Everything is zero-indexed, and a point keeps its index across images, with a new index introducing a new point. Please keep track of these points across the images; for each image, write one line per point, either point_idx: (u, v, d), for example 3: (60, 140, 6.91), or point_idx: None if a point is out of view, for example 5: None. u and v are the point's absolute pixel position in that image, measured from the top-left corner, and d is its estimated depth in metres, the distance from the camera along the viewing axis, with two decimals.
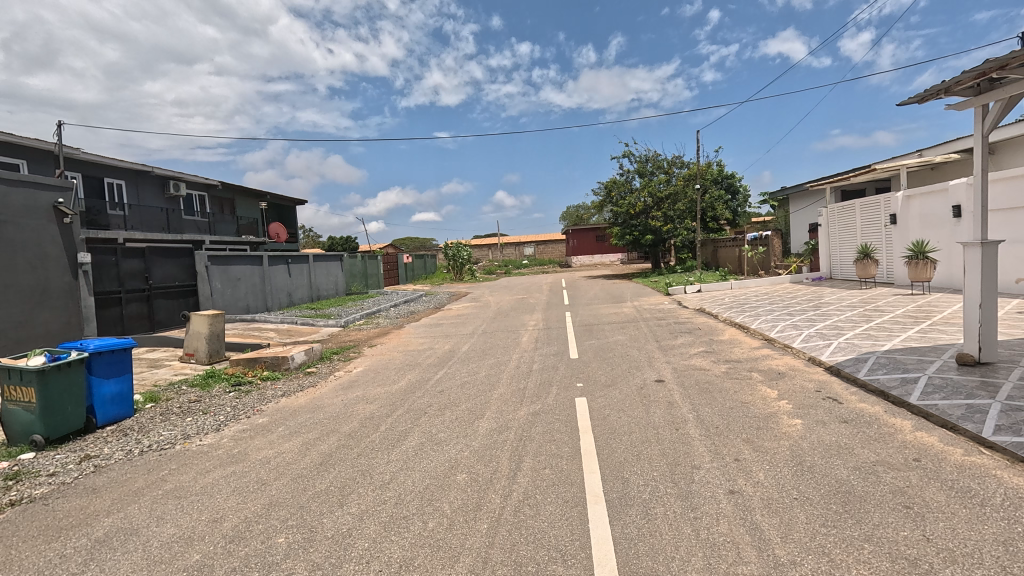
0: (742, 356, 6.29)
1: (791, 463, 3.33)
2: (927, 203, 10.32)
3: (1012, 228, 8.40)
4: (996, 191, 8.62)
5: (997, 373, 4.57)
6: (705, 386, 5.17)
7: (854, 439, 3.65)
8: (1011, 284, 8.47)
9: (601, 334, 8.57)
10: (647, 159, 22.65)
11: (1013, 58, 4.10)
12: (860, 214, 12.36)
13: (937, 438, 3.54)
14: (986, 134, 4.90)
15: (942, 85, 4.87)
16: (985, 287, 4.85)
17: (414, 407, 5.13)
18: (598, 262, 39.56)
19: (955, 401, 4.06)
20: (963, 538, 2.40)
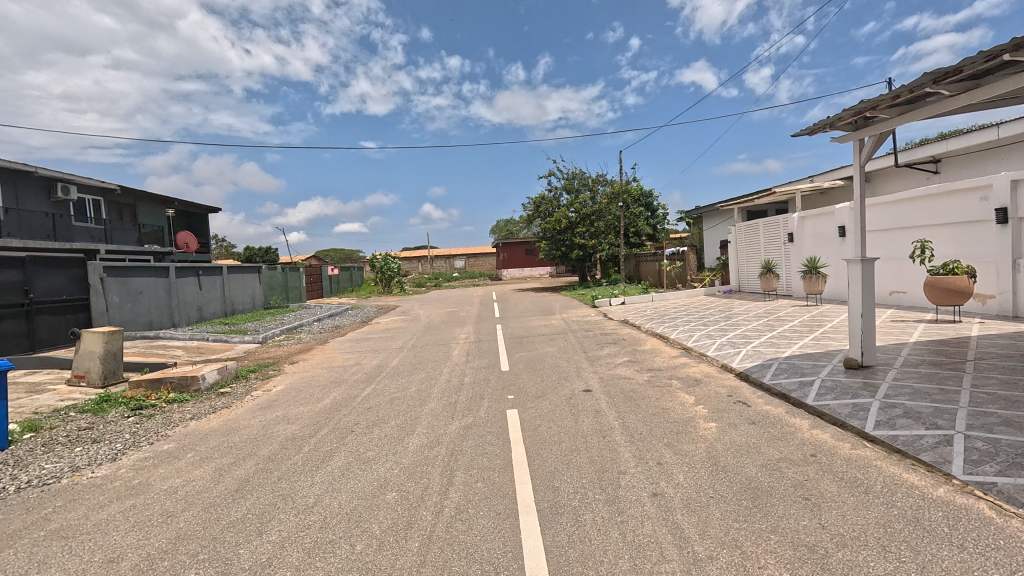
0: (663, 365, 6.67)
1: (707, 463, 3.57)
2: (818, 223, 11.51)
3: (886, 247, 9.56)
4: (873, 215, 9.77)
5: (877, 375, 5.17)
6: (630, 394, 5.42)
7: (761, 438, 3.98)
8: (886, 296, 9.61)
9: (532, 346, 8.71)
10: (573, 177, 23.48)
11: (881, 100, 4.70)
12: (764, 232, 13.56)
13: (829, 435, 3.94)
14: (863, 164, 5.57)
15: (827, 120, 5.48)
16: (866, 300, 5.46)
17: (341, 426, 4.93)
18: (527, 274, 40.31)
19: (843, 401, 4.54)
20: (852, 523, 2.69)
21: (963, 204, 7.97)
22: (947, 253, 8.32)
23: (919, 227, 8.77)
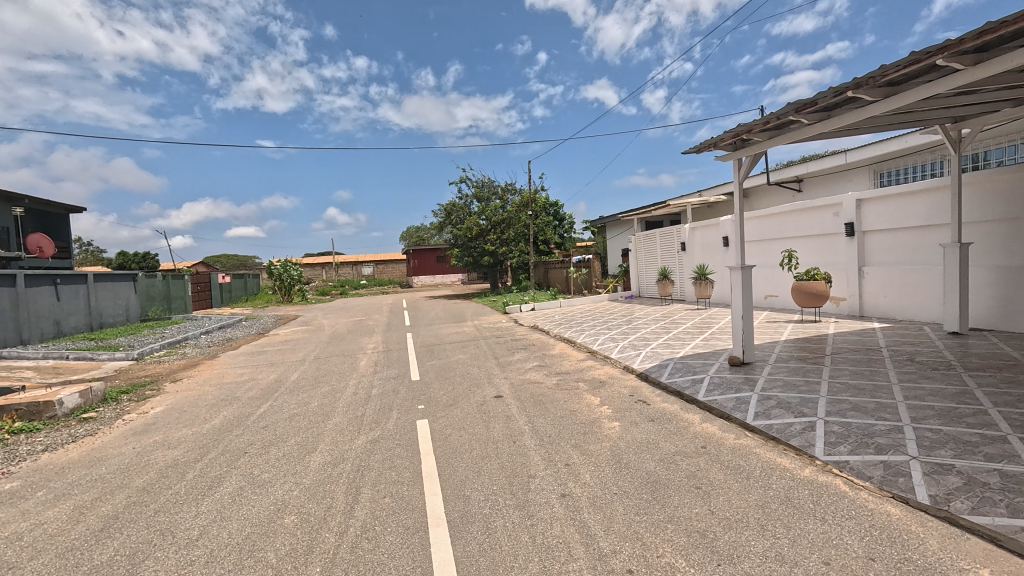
0: (570, 368, 6.90)
1: (611, 461, 3.74)
2: (706, 234, 12.61)
3: (761, 256, 10.69)
4: (750, 227, 10.90)
5: (755, 370, 5.76)
6: (539, 398, 5.54)
7: (659, 434, 4.25)
8: (762, 299, 10.74)
9: (443, 354, 8.60)
10: (484, 184, 23.68)
11: (754, 125, 5.25)
12: (660, 242, 14.59)
13: (717, 427, 4.31)
14: (742, 182, 6.17)
15: (711, 140, 6.02)
16: (745, 303, 6.07)
17: (232, 447, 4.51)
18: (439, 281, 39.88)
19: (729, 395, 4.99)
20: (737, 507, 2.95)
21: (821, 219, 9.13)
22: (809, 262, 9.49)
23: (787, 239, 9.92)
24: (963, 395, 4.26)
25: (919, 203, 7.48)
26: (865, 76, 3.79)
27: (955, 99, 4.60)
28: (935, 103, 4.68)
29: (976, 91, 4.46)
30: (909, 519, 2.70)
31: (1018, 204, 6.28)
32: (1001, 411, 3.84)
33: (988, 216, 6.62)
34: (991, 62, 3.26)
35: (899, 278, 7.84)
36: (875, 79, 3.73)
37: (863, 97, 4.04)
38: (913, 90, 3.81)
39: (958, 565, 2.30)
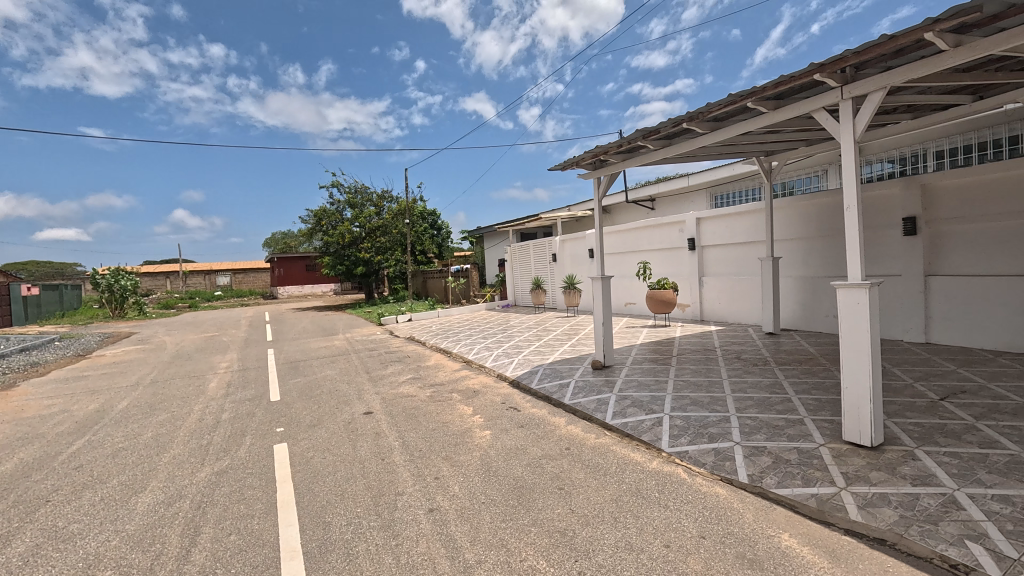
0: (445, 379, 6.85)
1: (480, 470, 3.77)
2: (574, 246, 13.42)
3: (621, 267, 11.66)
4: (611, 240, 11.84)
5: (615, 373, 6.24)
6: (411, 412, 5.41)
7: (527, 439, 4.39)
8: (622, 306, 11.69)
9: (308, 370, 8.01)
10: (357, 191, 22.74)
11: (609, 148, 5.70)
12: (533, 253, 15.22)
13: (580, 428, 4.58)
14: (601, 199, 6.66)
15: (574, 159, 6.41)
16: (606, 310, 6.57)
17: (28, 497, 3.71)
18: (308, 292, 37.24)
19: (591, 397, 5.34)
20: (594, 503, 3.15)
21: (669, 234, 10.23)
22: (660, 273, 10.57)
23: (642, 252, 10.94)
24: (775, 386, 5.04)
25: (743, 223, 8.75)
26: (696, 111, 4.33)
27: (764, 136, 5.47)
28: (750, 139, 5.52)
29: (780, 131, 5.35)
30: (732, 497, 3.11)
31: (813, 226, 7.63)
32: (800, 398, 4.62)
33: (792, 235, 7.97)
34: (787, 107, 3.93)
35: (730, 287, 9.08)
36: (703, 114, 4.28)
37: (695, 129, 4.61)
38: (732, 126, 4.45)
39: (766, 533, 2.70)
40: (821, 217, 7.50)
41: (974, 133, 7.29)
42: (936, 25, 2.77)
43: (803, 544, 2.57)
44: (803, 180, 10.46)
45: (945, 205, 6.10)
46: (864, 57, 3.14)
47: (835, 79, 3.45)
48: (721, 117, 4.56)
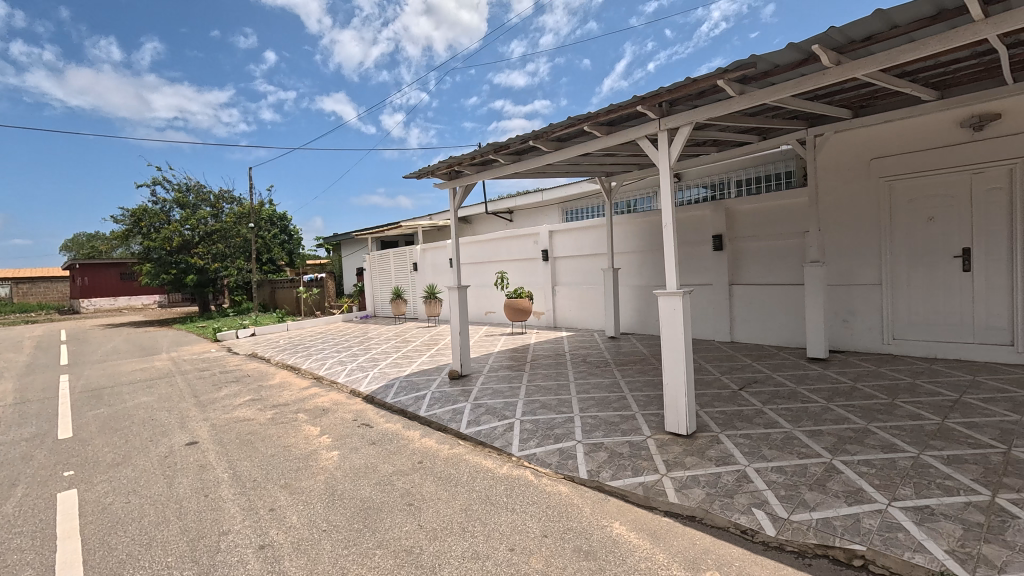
0: (290, 399, 6.27)
1: (324, 496, 3.50)
2: (435, 255, 13.35)
3: (480, 276, 11.87)
4: (470, 250, 12.01)
5: (471, 381, 6.30)
6: (247, 438, 4.84)
7: (378, 457, 4.20)
8: (482, 315, 11.91)
9: (116, 399, 6.74)
10: (188, 188, 19.91)
11: (462, 160, 5.72)
12: (394, 261, 14.81)
13: (434, 440, 4.51)
14: (456, 210, 6.64)
15: (428, 168, 6.33)
16: (462, 320, 6.62)
17: None
18: (124, 305, 31.62)
19: (447, 408, 5.30)
20: (443, 515, 3.11)
21: (525, 246, 10.71)
22: (517, 282, 11.01)
23: (500, 262, 11.29)
24: (613, 386, 5.52)
25: (589, 236, 9.51)
26: (541, 130, 4.58)
27: (602, 158, 6.01)
28: (591, 160, 6.02)
29: (616, 155, 5.93)
30: (573, 493, 3.30)
31: (645, 241, 8.59)
32: (633, 395, 5.12)
33: (629, 248, 8.86)
34: (617, 132, 4.36)
35: (579, 295, 9.81)
36: (547, 133, 4.56)
37: (541, 147, 4.88)
38: (574, 147, 4.80)
39: (601, 523, 2.91)
40: (652, 233, 8.47)
41: (761, 167, 8.86)
42: (725, 74, 3.30)
43: (630, 529, 2.82)
44: (638, 199, 11.72)
45: (741, 225, 7.28)
46: (675, 95, 3.61)
47: (654, 111, 3.92)
48: (564, 137, 4.89)
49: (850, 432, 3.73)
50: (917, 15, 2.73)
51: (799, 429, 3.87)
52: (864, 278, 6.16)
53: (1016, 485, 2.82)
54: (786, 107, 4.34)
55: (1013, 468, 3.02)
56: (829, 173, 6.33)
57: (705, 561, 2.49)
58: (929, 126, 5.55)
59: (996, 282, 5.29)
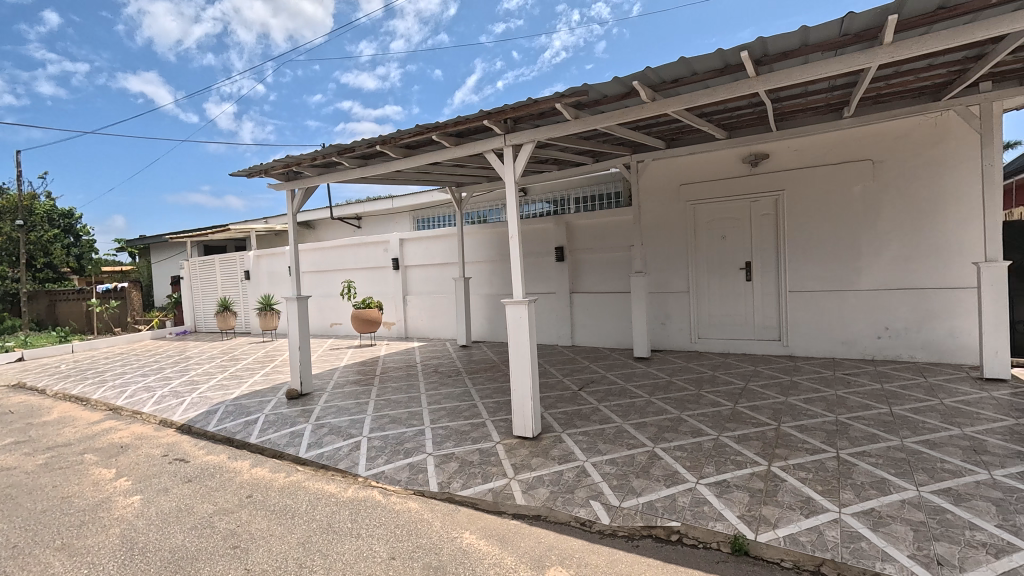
0: (73, 437, 5.08)
1: (119, 552, 2.89)
2: (271, 262, 12.11)
3: (324, 286, 11.07)
4: (313, 257, 11.13)
5: (313, 400, 5.80)
6: (3, 493, 3.78)
7: (195, 496, 3.61)
8: (327, 327, 11.12)
9: None
10: None
11: (300, 160, 5.25)
12: (220, 269, 13.06)
13: (267, 469, 4.03)
14: (295, 214, 6.06)
15: (261, 166, 5.67)
16: (302, 333, 6.08)
17: None
18: None
19: (283, 431, 4.79)
20: (276, 554, 2.78)
21: (374, 253, 10.28)
22: (366, 291, 10.51)
23: (347, 270, 10.67)
24: (464, 395, 5.55)
25: (440, 245, 9.50)
26: (388, 135, 4.44)
27: (452, 168, 6.05)
28: (441, 169, 6.02)
29: (466, 166, 6.03)
30: (423, 509, 3.21)
31: (495, 251, 8.87)
32: (484, 402, 5.20)
33: (479, 258, 9.06)
34: (466, 144, 4.42)
35: (430, 304, 9.72)
36: (395, 139, 4.43)
37: (389, 152, 4.72)
38: (422, 155, 4.74)
39: (451, 536, 2.88)
40: (502, 244, 8.77)
41: (596, 186, 9.78)
42: (563, 99, 3.55)
43: (479, 538, 2.84)
44: (488, 211, 12.06)
45: (580, 238, 7.91)
46: (519, 113, 3.78)
47: (501, 127, 4.06)
48: (412, 145, 4.80)
49: (667, 422, 4.27)
50: (711, 65, 3.26)
51: (628, 422, 4.31)
52: (677, 287, 7.14)
53: (784, 454, 3.49)
54: (614, 134, 4.84)
55: (783, 440, 3.74)
56: (649, 195, 7.22)
57: (550, 557, 2.61)
58: (721, 160, 6.67)
59: (769, 289, 6.55)
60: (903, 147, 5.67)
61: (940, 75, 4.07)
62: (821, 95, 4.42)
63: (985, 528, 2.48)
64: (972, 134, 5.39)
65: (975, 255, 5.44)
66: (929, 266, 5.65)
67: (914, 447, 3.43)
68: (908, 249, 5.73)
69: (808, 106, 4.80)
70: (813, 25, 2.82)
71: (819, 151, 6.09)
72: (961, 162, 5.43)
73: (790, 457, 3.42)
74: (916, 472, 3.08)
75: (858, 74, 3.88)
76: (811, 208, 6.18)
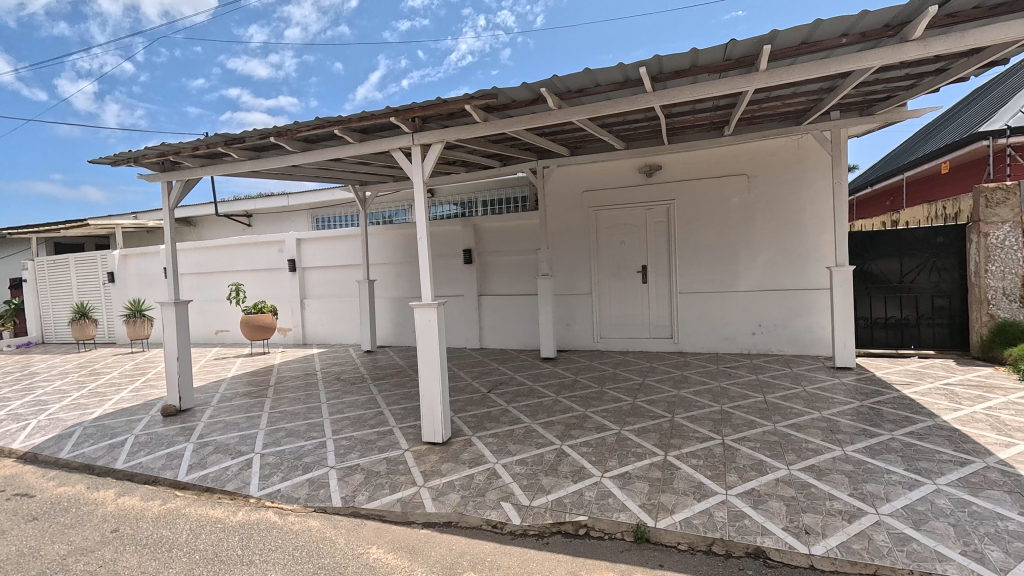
0: None
1: None
2: (142, 263, 10.73)
3: (208, 290, 10.04)
4: (194, 258, 10.04)
5: (194, 416, 5.20)
6: None
7: (42, 536, 3.06)
8: (212, 334, 10.09)
9: None
10: None
11: (179, 149, 4.69)
12: (75, 270, 11.31)
13: (138, 498, 3.53)
14: (172, 209, 5.41)
15: (129, 154, 4.99)
16: (181, 342, 5.44)
17: None
18: None
19: (157, 453, 4.24)
20: None
21: (267, 254, 9.52)
22: (257, 295, 9.70)
23: (235, 272, 9.77)
24: (369, 402, 5.31)
25: (342, 246, 9.05)
26: (284, 127, 4.12)
27: (356, 165, 5.78)
28: (343, 166, 5.72)
29: (370, 164, 5.79)
30: (324, 526, 3.00)
31: (401, 253, 8.62)
32: (390, 409, 5.01)
33: (384, 260, 8.75)
34: (371, 141, 4.24)
35: (331, 308, 9.21)
36: (293, 132, 4.13)
37: (285, 145, 4.39)
38: (322, 150, 4.46)
39: (356, 552, 2.72)
40: (408, 246, 8.55)
41: (503, 190, 9.90)
42: (472, 100, 3.54)
43: (387, 551, 2.71)
44: (394, 212, 11.71)
45: (488, 241, 7.94)
46: (428, 113, 3.70)
47: (408, 125, 3.94)
48: (312, 139, 4.51)
49: (573, 419, 4.42)
50: (613, 78, 3.44)
51: (536, 422, 4.39)
52: (580, 288, 7.44)
53: (678, 444, 3.76)
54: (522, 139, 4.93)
55: (677, 430, 4.03)
56: (554, 200, 7.46)
57: (461, 564, 2.57)
58: (620, 168, 7.07)
59: (662, 291, 7.06)
60: (771, 165, 6.41)
61: (801, 102, 4.65)
62: (706, 114, 4.85)
63: (841, 497, 2.86)
64: (824, 156, 6.24)
65: (827, 260, 6.29)
66: (792, 270, 6.44)
67: (784, 431, 3.87)
68: (776, 255, 6.48)
69: (696, 123, 5.24)
70: (701, 48, 3.08)
71: (703, 164, 6.69)
72: (816, 179, 6.26)
73: (683, 446, 3.70)
74: (787, 453, 3.48)
75: (736, 96, 4.31)
76: (697, 216, 6.77)
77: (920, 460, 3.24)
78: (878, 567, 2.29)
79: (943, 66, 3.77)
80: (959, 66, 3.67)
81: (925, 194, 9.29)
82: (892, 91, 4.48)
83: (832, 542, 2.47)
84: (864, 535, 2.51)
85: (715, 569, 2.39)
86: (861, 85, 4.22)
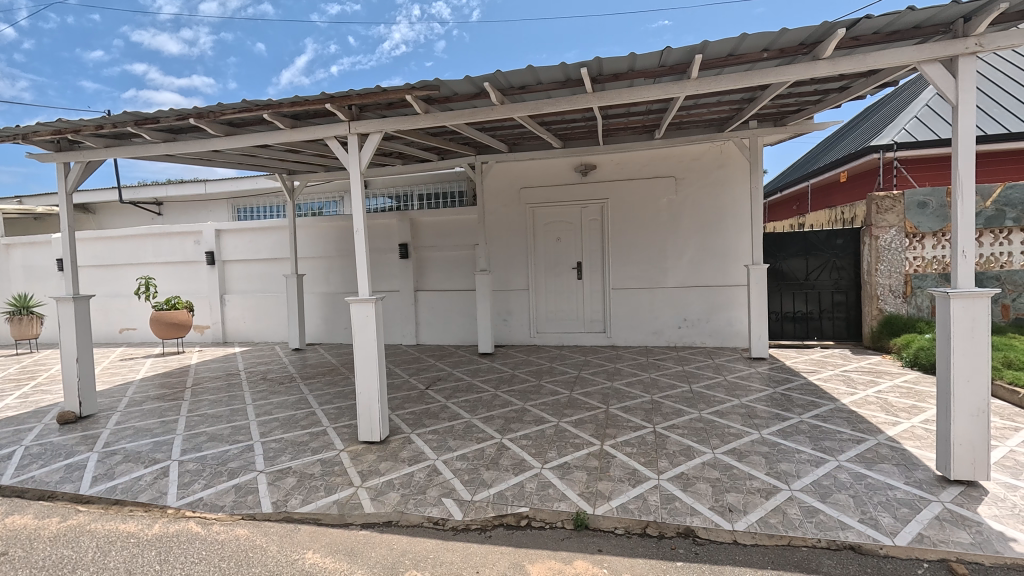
0: None
1: None
2: (30, 253, 9.55)
3: (111, 284, 9.12)
4: (94, 249, 9.08)
5: (97, 423, 4.70)
6: None
7: None
8: (116, 333, 9.19)
9: None
10: None
11: (80, 127, 4.21)
12: None
13: (31, 516, 3.14)
14: (70, 193, 4.85)
15: (17, 130, 4.41)
16: (80, 341, 4.89)
17: None
18: None
19: (53, 466, 3.79)
20: None
21: (181, 246, 8.80)
22: (170, 290, 8.94)
23: (144, 265, 8.95)
24: (299, 402, 5.06)
25: (267, 239, 8.54)
26: (205, 109, 3.83)
27: (284, 152, 5.47)
28: (270, 153, 5.40)
29: (300, 152, 5.49)
30: (254, 534, 2.84)
31: (333, 247, 8.29)
32: (323, 409, 4.82)
33: (314, 254, 8.37)
34: (303, 128, 4.02)
35: (254, 304, 8.69)
36: (215, 115, 3.84)
37: (206, 129, 4.08)
38: (248, 136, 4.18)
39: (290, 559, 2.59)
40: (340, 240, 8.25)
41: (440, 185, 9.79)
42: (413, 91, 3.47)
43: (325, 556, 2.61)
44: (324, 203, 11.25)
45: (424, 236, 7.83)
46: (365, 101, 3.57)
47: (344, 113, 3.79)
48: (236, 122, 4.22)
49: (512, 413, 4.47)
50: (554, 77, 3.49)
51: (477, 417, 4.39)
52: (518, 285, 7.51)
53: (613, 433, 3.91)
54: (461, 133, 4.89)
55: (612, 420, 4.19)
56: (492, 196, 7.48)
57: (404, 563, 2.52)
58: (556, 167, 7.21)
59: (596, 287, 7.29)
60: (695, 168, 6.80)
61: (724, 111, 4.98)
62: (639, 117, 5.06)
63: (759, 477, 3.11)
64: (743, 163, 6.72)
65: (745, 259, 6.78)
66: (713, 268, 6.88)
67: (709, 417, 4.14)
68: (700, 253, 6.89)
69: (628, 125, 5.46)
70: (638, 53, 3.20)
71: (634, 166, 6.98)
72: (735, 183, 6.72)
73: (618, 436, 3.85)
74: (711, 438, 3.73)
75: (667, 102, 4.54)
76: (628, 216, 7.05)
77: (824, 440, 3.59)
78: (792, 538, 2.51)
79: (845, 84, 4.17)
80: (858, 85, 4.08)
81: (825, 200, 10.29)
82: (802, 104, 4.89)
83: (752, 518, 2.69)
84: (779, 509, 2.74)
85: (650, 550, 2.51)
86: (777, 97, 4.57)
